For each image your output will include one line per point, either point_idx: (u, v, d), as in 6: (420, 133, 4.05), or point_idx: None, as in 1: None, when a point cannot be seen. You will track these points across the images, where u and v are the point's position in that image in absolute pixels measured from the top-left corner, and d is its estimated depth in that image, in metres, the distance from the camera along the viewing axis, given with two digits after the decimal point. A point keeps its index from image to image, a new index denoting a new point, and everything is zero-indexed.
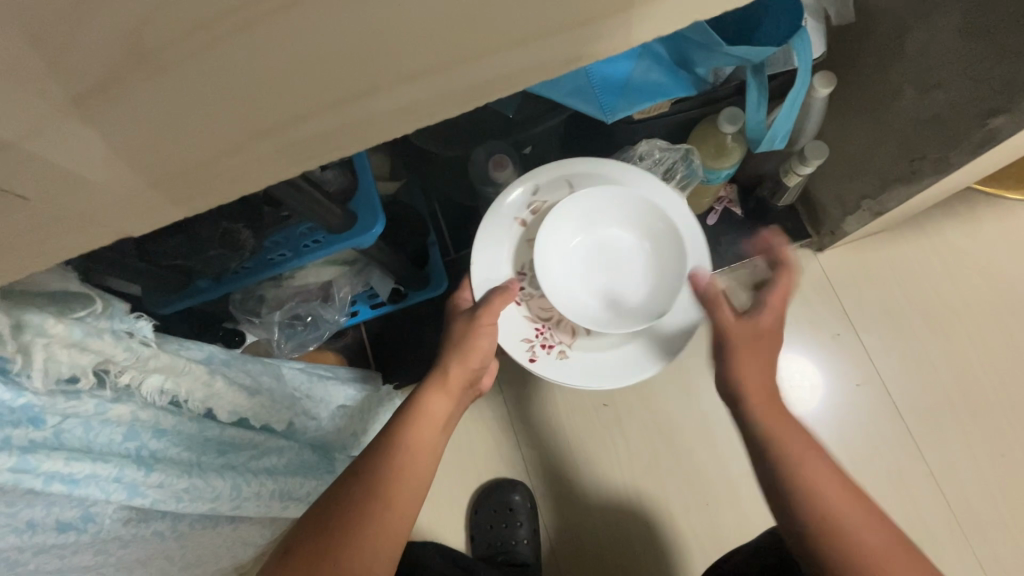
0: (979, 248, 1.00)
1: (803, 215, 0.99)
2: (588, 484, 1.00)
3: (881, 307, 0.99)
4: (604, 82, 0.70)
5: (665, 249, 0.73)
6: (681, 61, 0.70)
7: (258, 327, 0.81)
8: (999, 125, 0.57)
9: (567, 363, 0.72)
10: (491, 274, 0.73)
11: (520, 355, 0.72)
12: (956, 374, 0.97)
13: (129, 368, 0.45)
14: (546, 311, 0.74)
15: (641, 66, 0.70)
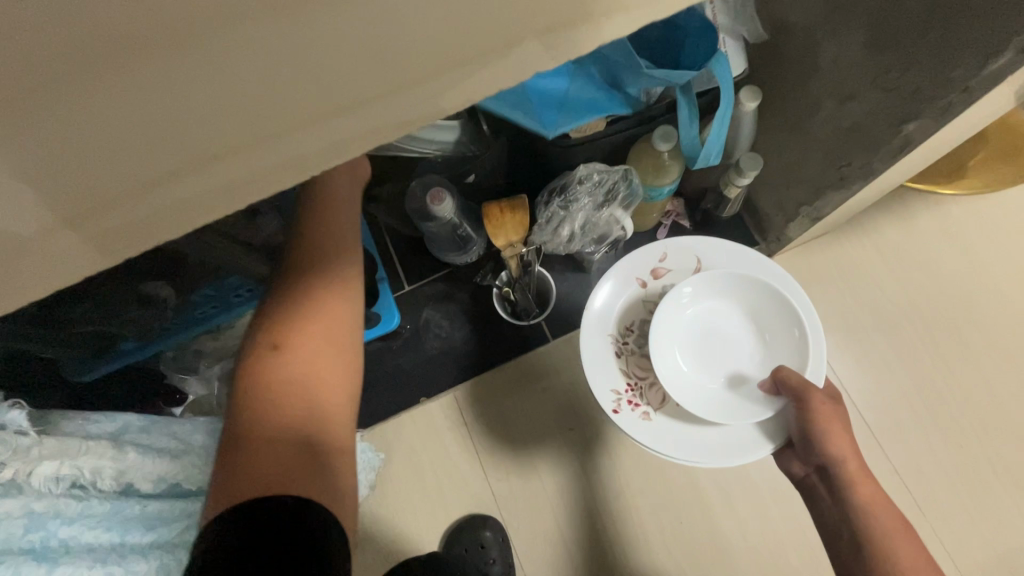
0: (919, 243, 1.03)
1: (749, 223, 0.99)
2: (561, 513, 0.97)
3: (833, 309, 1.01)
4: (541, 99, 0.70)
5: (778, 338, 0.74)
6: (614, 83, 0.70)
7: (199, 382, 0.75)
8: (913, 131, 0.58)
9: (650, 425, 0.73)
10: (600, 321, 0.78)
11: (606, 404, 0.74)
12: (910, 368, 1.00)
13: (11, 462, 0.47)
14: (643, 369, 0.76)
15: (577, 82, 0.70)
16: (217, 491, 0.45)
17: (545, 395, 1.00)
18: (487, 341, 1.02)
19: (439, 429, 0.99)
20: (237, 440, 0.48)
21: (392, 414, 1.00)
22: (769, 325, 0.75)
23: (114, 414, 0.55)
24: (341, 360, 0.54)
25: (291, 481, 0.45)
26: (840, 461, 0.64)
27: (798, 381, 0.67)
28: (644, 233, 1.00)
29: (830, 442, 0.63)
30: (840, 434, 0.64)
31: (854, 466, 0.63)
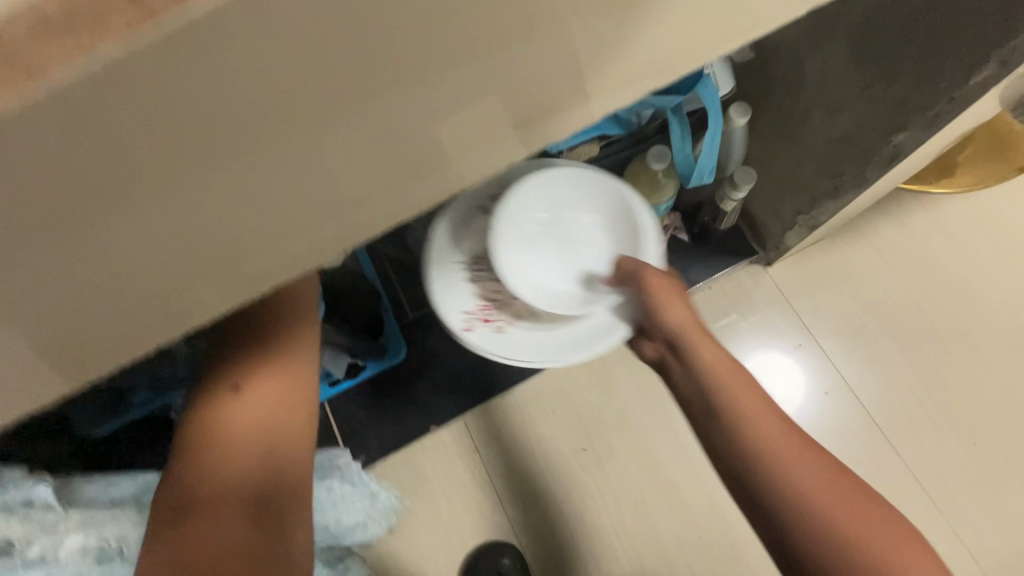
0: (917, 243, 1.04)
1: (748, 233, 1.02)
2: (578, 534, 0.96)
3: (837, 312, 1.02)
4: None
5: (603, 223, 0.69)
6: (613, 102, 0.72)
7: None
8: (902, 141, 0.60)
9: (506, 338, 0.72)
10: (449, 249, 0.74)
11: (456, 323, 0.72)
12: (918, 367, 1.00)
13: (35, 537, 0.47)
14: (496, 290, 0.73)
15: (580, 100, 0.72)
16: (159, 547, 0.46)
17: (555, 415, 1.01)
18: (494, 366, 1.02)
19: (452, 456, 0.99)
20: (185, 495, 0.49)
21: (404, 445, 1.00)
22: (598, 219, 0.70)
23: (133, 476, 0.55)
24: (299, 411, 0.56)
25: (234, 547, 0.46)
26: (686, 330, 0.60)
27: (634, 262, 0.64)
28: None
29: (678, 328, 0.60)
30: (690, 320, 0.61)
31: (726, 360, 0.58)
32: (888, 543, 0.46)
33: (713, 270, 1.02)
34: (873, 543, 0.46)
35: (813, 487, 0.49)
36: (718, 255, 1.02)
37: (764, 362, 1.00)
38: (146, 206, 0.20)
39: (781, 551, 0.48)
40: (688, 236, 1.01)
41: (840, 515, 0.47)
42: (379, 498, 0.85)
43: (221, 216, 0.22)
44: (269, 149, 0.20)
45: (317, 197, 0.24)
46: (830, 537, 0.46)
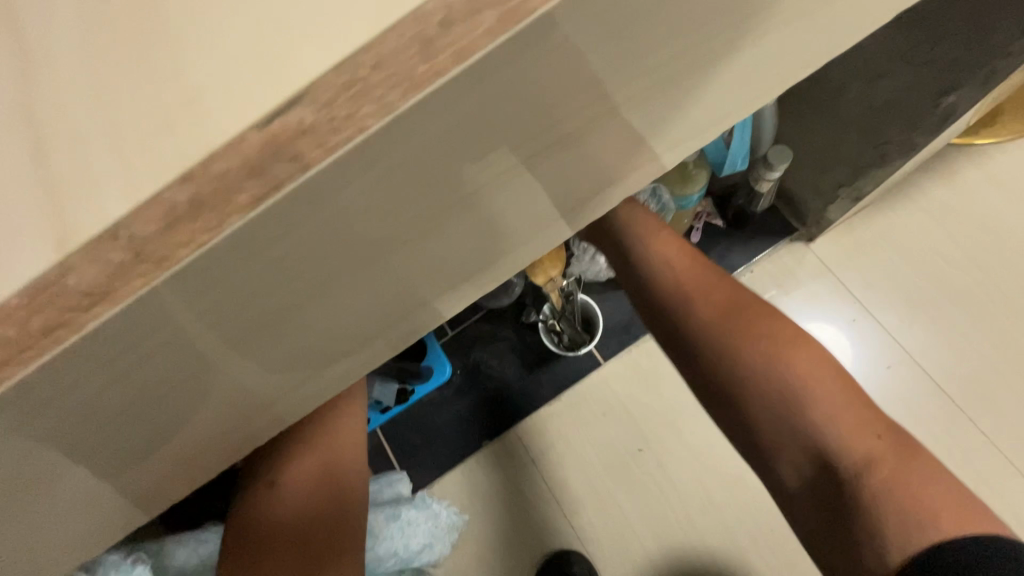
0: (968, 197, 0.98)
1: (784, 211, 0.99)
2: (644, 536, 0.95)
3: (891, 281, 0.97)
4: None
5: None
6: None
7: None
8: (955, 101, 0.57)
9: None
10: None
11: None
12: (985, 327, 0.95)
13: None
14: None
15: None
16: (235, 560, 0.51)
17: (608, 418, 1.00)
18: (539, 375, 1.02)
19: (509, 469, 1.00)
20: (256, 528, 0.53)
21: (461, 462, 1.01)
22: None
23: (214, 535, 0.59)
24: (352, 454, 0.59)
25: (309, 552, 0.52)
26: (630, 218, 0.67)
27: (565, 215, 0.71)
28: None
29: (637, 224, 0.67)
30: (637, 214, 0.68)
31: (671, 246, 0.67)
32: (810, 371, 0.56)
33: (752, 253, 1.00)
34: (797, 372, 0.56)
35: (746, 334, 0.59)
36: (755, 237, 1.00)
37: (819, 343, 0.97)
38: (267, 348, 0.26)
39: (722, 392, 0.59)
40: (722, 221, 0.99)
41: (769, 353, 0.58)
42: (441, 518, 0.90)
43: (324, 338, 0.29)
44: (364, 267, 0.24)
45: (398, 288, 0.29)
46: (762, 369, 0.57)
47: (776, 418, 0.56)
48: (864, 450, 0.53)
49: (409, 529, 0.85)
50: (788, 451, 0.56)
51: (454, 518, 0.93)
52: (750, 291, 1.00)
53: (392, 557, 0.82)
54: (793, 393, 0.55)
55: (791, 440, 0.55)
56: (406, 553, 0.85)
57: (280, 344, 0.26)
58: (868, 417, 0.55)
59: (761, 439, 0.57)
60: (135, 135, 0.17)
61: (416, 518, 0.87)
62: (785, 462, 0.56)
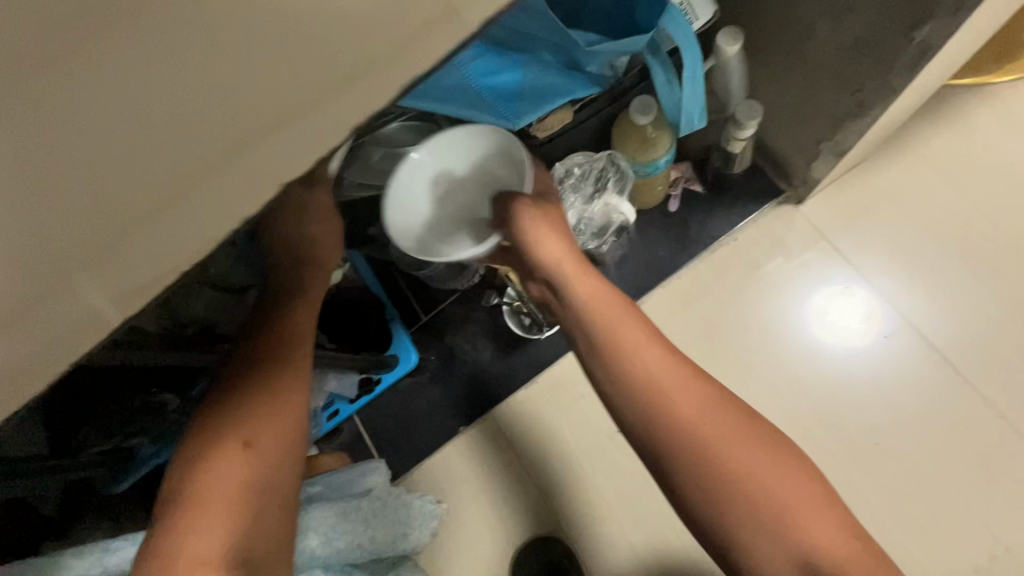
0: (979, 145, 0.90)
1: (769, 171, 0.93)
2: (624, 521, 0.92)
3: (890, 243, 0.89)
4: (499, 92, 0.65)
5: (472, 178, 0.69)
6: (539, 53, 0.65)
7: None
8: (929, 34, 0.49)
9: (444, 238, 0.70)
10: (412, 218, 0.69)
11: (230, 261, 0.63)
12: (997, 289, 0.86)
13: None
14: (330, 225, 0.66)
15: (534, 69, 0.64)
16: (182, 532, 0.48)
17: (585, 400, 0.96)
18: (515, 357, 0.99)
19: (486, 454, 0.97)
20: (207, 487, 0.50)
21: (437, 448, 0.99)
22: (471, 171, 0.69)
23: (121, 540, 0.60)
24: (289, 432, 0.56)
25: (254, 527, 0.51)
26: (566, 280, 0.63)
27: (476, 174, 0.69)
28: (654, 208, 0.94)
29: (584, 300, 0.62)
30: (588, 283, 0.63)
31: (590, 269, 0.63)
32: (711, 416, 0.55)
33: (736, 219, 0.93)
34: (697, 419, 0.55)
35: (652, 376, 0.57)
36: (739, 201, 0.93)
37: (809, 313, 0.90)
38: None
39: (695, 496, 0.54)
40: (703, 185, 0.93)
41: (674, 396, 0.56)
42: (415, 507, 0.90)
43: (119, 222, 0.25)
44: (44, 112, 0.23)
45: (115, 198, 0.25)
46: (666, 413, 0.55)
47: (681, 465, 0.54)
48: (765, 497, 0.52)
49: (380, 518, 0.84)
50: (759, 549, 0.51)
51: (431, 508, 0.92)
52: (736, 263, 0.92)
53: (363, 545, 0.80)
54: (696, 438, 0.54)
55: (699, 484, 0.53)
56: (379, 543, 0.83)
57: (53, 209, 0.24)
58: (770, 462, 0.54)
59: (668, 485, 0.55)
60: None
61: (389, 505, 0.86)
62: (717, 535, 0.53)
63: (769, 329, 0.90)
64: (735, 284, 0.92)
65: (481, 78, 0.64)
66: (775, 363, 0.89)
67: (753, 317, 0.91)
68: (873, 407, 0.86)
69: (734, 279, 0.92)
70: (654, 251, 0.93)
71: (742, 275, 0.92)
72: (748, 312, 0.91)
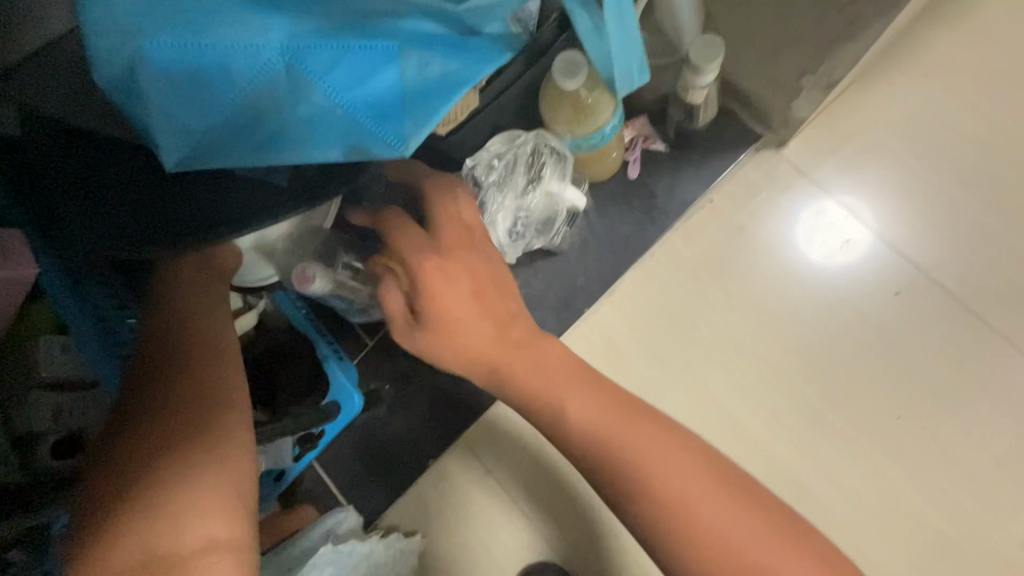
0: (973, 49, 0.78)
1: (741, 112, 0.78)
2: (619, 548, 0.83)
3: (886, 181, 0.77)
4: (371, 104, 0.46)
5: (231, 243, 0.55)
6: (409, 33, 0.46)
7: None
8: None
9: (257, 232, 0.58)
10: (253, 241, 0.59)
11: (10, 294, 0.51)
12: (1008, 211, 0.76)
13: None
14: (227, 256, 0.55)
15: (412, 62, 0.46)
16: (189, 521, 0.41)
17: None
18: None
19: (459, 488, 0.86)
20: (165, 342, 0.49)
21: (405, 489, 0.86)
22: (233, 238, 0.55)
23: None
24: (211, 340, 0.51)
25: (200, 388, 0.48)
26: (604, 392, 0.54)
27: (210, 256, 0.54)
28: (611, 179, 0.78)
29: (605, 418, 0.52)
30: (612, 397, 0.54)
31: (464, 296, 0.52)
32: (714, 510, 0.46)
33: (709, 176, 0.78)
34: (656, 469, 0.49)
35: None
36: (708, 155, 0.78)
37: (808, 272, 0.77)
38: None
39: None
40: (665, 143, 0.78)
41: (635, 452, 0.50)
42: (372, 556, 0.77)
43: None
44: None
45: None
46: (652, 502, 0.49)
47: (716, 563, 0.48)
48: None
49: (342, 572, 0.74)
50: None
51: (405, 545, 0.81)
52: (716, 231, 0.78)
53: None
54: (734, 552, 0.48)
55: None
56: None
57: None
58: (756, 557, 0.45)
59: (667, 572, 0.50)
60: None
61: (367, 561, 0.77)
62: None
63: (764, 299, 0.77)
64: (717, 255, 0.78)
65: (347, 93, 0.45)
66: (775, 339, 0.77)
67: (745, 288, 0.78)
68: (887, 372, 0.75)
69: (716, 250, 0.78)
70: (617, 231, 0.78)
71: (724, 242, 0.78)
72: (739, 283, 0.78)
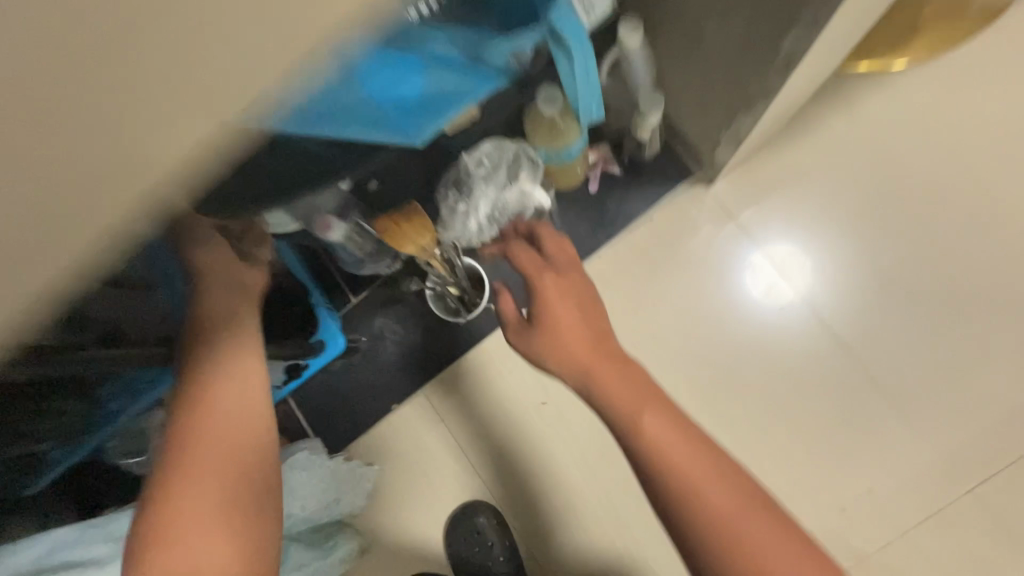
0: (869, 129, 0.99)
1: (684, 152, 0.97)
2: (543, 499, 0.98)
3: (785, 223, 0.98)
4: (398, 102, 0.59)
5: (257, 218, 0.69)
6: (435, 54, 0.60)
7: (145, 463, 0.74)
8: (789, 49, 0.55)
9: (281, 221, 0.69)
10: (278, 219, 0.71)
11: None
12: (875, 259, 0.97)
13: None
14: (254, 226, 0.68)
15: (433, 76, 0.60)
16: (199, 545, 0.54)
17: (510, 374, 1.00)
18: (444, 335, 1.01)
19: (416, 431, 1.01)
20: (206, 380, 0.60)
21: (368, 427, 1.01)
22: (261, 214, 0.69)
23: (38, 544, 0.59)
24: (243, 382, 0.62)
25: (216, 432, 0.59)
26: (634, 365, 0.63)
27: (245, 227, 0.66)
28: (575, 189, 0.96)
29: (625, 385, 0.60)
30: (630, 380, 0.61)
31: (569, 305, 0.68)
32: None
33: (652, 199, 0.97)
34: None
35: None
36: (653, 183, 0.97)
37: (717, 286, 0.97)
38: None
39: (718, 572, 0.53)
40: (620, 167, 0.96)
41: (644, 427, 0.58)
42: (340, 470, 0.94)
43: None
44: None
45: None
46: None
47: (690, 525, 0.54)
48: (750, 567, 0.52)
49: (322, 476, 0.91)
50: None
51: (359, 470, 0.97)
52: (651, 243, 0.98)
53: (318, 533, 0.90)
54: (717, 526, 0.53)
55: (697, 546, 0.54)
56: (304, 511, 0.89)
57: None
58: None
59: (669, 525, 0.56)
60: None
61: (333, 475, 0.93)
62: None
63: (679, 302, 0.97)
64: (649, 262, 0.98)
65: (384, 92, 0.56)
66: (683, 334, 0.97)
67: (665, 291, 0.98)
68: (765, 370, 0.96)
69: (649, 258, 0.97)
70: (574, 232, 0.96)
71: (656, 253, 0.98)
72: (662, 287, 0.97)
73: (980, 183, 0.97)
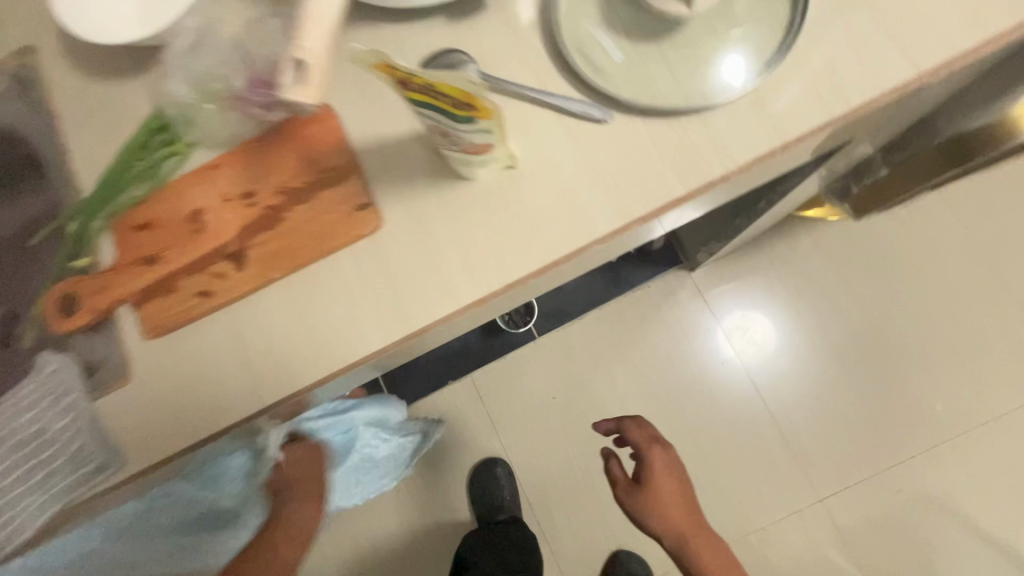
0: (804, 256, 1.46)
1: (678, 247, 1.43)
2: (541, 461, 1.43)
3: (736, 306, 1.45)
4: None
5: None
6: None
7: None
8: (741, 221, 1.01)
9: None
10: None
11: None
12: (791, 341, 1.44)
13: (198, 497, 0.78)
14: None
15: None
16: None
17: (534, 373, 1.45)
18: (494, 339, 1.45)
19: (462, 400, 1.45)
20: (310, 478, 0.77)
21: (430, 392, 1.45)
22: None
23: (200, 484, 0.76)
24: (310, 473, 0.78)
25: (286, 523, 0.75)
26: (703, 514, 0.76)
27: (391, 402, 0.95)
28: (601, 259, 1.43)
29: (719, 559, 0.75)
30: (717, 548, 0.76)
31: (671, 477, 0.75)
32: None
33: (651, 275, 1.44)
34: None
35: None
36: (654, 264, 1.44)
37: (684, 339, 1.44)
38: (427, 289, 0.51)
39: None
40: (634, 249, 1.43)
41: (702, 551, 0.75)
42: None
43: (468, 279, 0.51)
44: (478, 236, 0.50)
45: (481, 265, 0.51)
46: None
47: None
48: None
49: None
50: None
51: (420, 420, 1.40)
52: (645, 303, 1.45)
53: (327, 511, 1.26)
54: None
55: None
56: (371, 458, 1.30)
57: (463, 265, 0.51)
58: None
59: None
60: (436, 255, 0.51)
61: None
62: None
63: (658, 346, 1.44)
64: (642, 315, 1.45)
65: None
66: (656, 368, 1.44)
67: (649, 337, 1.44)
68: (705, 402, 1.42)
69: (641, 313, 1.45)
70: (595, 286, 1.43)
71: (647, 310, 1.45)
72: (648, 333, 1.44)
73: (873, 307, 1.43)
